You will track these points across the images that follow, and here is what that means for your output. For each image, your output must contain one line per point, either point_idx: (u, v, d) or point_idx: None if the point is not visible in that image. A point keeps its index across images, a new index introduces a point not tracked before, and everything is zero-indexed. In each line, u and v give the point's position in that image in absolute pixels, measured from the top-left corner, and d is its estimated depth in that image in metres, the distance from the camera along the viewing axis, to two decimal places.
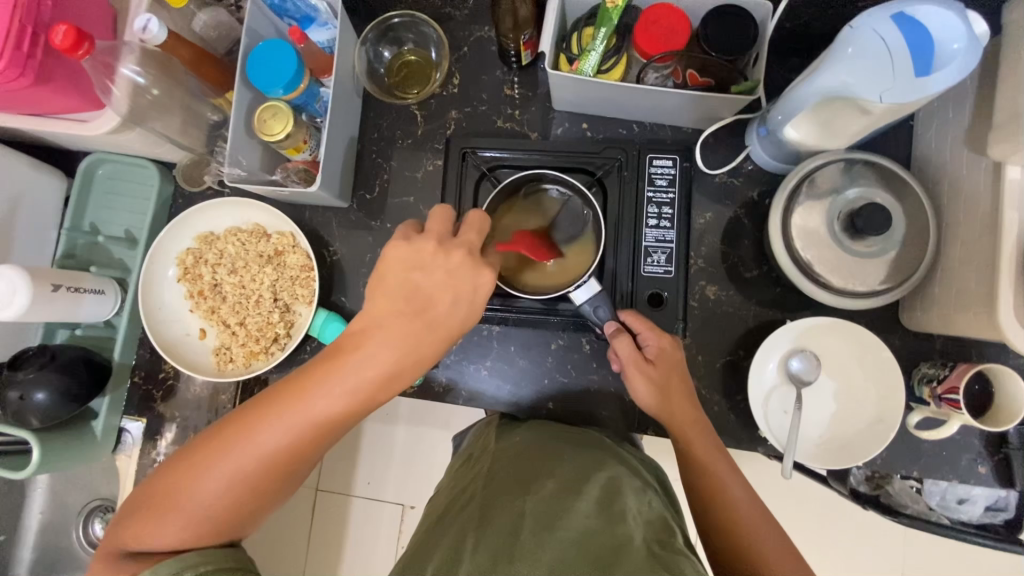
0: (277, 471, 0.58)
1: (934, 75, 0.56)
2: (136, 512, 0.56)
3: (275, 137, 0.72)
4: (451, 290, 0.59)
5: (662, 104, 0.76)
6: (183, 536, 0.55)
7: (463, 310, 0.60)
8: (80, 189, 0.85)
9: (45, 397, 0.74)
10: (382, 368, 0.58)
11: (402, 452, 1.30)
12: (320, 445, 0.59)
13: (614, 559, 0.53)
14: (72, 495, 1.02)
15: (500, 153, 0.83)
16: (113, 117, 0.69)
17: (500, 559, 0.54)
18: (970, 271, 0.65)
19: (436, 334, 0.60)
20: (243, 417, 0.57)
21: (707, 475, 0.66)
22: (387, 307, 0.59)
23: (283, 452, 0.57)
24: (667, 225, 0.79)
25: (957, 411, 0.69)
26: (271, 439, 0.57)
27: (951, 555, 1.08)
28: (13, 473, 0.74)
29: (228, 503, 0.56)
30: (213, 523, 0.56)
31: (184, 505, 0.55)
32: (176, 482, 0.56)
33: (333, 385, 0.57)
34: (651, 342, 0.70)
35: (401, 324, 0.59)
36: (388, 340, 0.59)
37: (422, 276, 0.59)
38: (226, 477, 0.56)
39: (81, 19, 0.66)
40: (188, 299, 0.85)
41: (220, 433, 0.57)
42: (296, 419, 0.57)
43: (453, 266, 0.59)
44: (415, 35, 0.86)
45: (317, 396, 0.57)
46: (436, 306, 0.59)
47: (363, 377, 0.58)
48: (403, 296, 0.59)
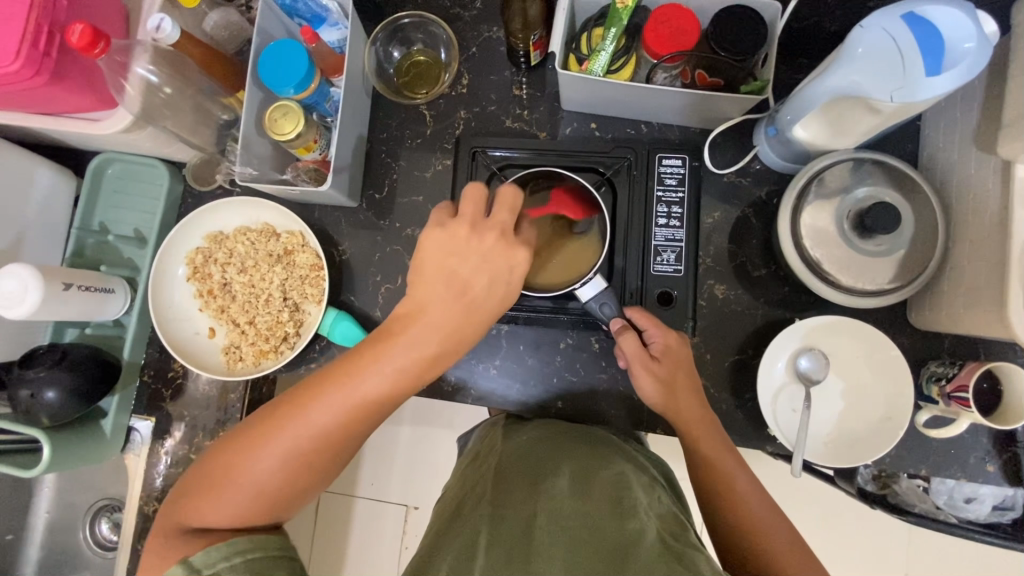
0: (327, 451, 0.59)
1: (944, 75, 0.57)
2: (191, 491, 0.58)
3: (286, 136, 0.73)
4: (488, 272, 0.60)
5: (671, 104, 0.77)
6: (238, 514, 0.56)
7: (500, 292, 0.61)
8: (89, 188, 0.85)
9: (55, 395, 0.74)
10: (429, 350, 0.59)
11: (407, 452, 1.30)
12: (368, 425, 0.60)
13: (629, 552, 0.53)
14: (79, 494, 1.02)
15: (509, 153, 0.83)
16: (125, 116, 0.69)
17: (516, 558, 0.54)
18: (979, 269, 0.65)
19: (475, 317, 0.61)
20: (295, 398, 0.59)
21: (718, 473, 0.66)
22: (427, 292, 0.60)
23: (332, 432, 0.58)
24: (676, 224, 0.79)
25: (966, 409, 0.69)
26: (319, 420, 0.58)
27: (956, 555, 1.08)
28: (23, 471, 0.74)
29: (278, 483, 0.57)
30: (266, 502, 0.58)
31: (238, 484, 0.57)
32: (229, 462, 0.57)
33: (381, 366, 0.58)
34: (658, 339, 0.71)
35: (444, 307, 0.60)
36: (432, 323, 0.59)
37: (459, 261, 0.59)
38: (279, 457, 0.57)
39: (94, 18, 0.66)
40: (197, 298, 0.85)
41: (270, 414, 0.59)
42: (345, 400, 0.58)
43: (489, 249, 0.60)
44: (424, 36, 0.88)
45: (366, 376, 0.58)
46: (475, 288, 0.60)
47: (410, 359, 0.59)
48: (444, 280, 0.60)
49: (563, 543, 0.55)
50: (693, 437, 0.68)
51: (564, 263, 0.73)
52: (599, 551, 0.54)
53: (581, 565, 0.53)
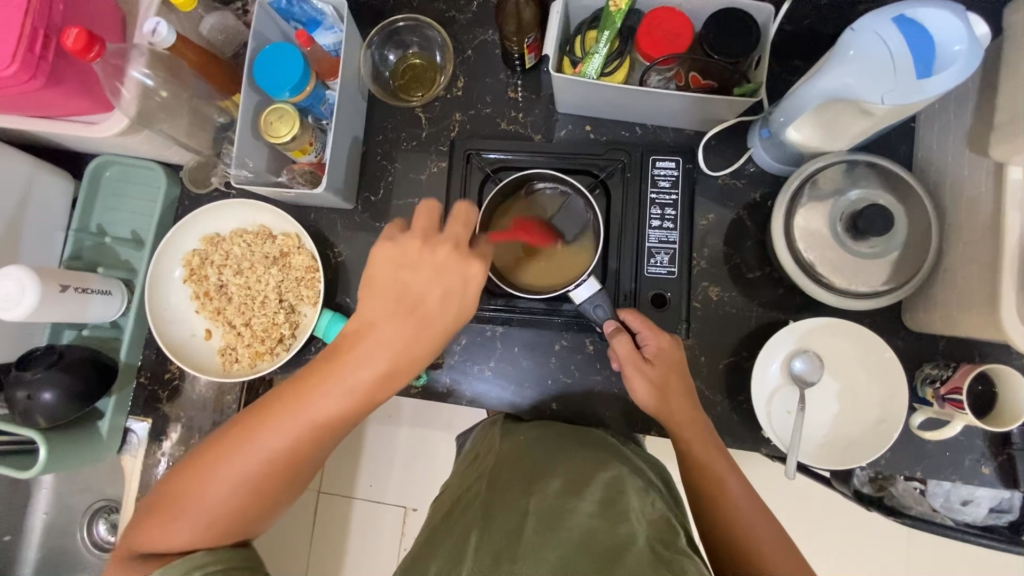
0: (280, 473, 0.59)
1: (934, 77, 0.57)
2: (149, 513, 0.59)
3: (281, 139, 0.73)
4: (440, 287, 0.59)
5: (664, 107, 0.77)
6: (192, 538, 0.57)
7: (455, 305, 0.60)
8: (87, 191, 0.86)
9: (52, 396, 0.74)
10: (378, 370, 0.59)
11: (404, 453, 1.30)
12: (321, 447, 0.60)
13: (616, 555, 0.54)
14: (77, 496, 1.02)
15: (503, 155, 0.83)
16: (121, 119, 0.70)
17: (502, 558, 0.55)
18: (973, 271, 0.65)
19: (428, 334, 0.60)
20: (246, 422, 0.59)
21: (711, 476, 0.66)
22: (379, 308, 0.60)
23: (284, 455, 0.58)
24: (670, 226, 0.79)
25: (960, 411, 0.69)
26: (270, 443, 0.58)
27: (955, 558, 1.08)
28: (19, 472, 0.74)
29: (231, 506, 0.58)
30: (220, 526, 0.58)
31: (191, 509, 0.57)
32: (183, 486, 0.58)
33: (330, 388, 0.58)
34: (651, 341, 0.70)
35: (393, 325, 0.59)
36: (381, 343, 0.59)
37: (409, 274, 0.59)
38: (231, 482, 0.58)
39: (90, 22, 0.66)
40: (193, 300, 0.86)
41: (222, 438, 0.59)
42: (296, 422, 0.58)
43: (438, 263, 0.59)
44: (420, 39, 0.88)
45: (317, 398, 0.58)
46: (426, 304, 0.59)
47: (360, 379, 0.58)
48: (394, 297, 0.59)
49: (551, 542, 0.56)
50: (686, 439, 0.68)
51: (553, 268, 0.76)
52: (586, 552, 0.54)
53: (567, 565, 0.53)
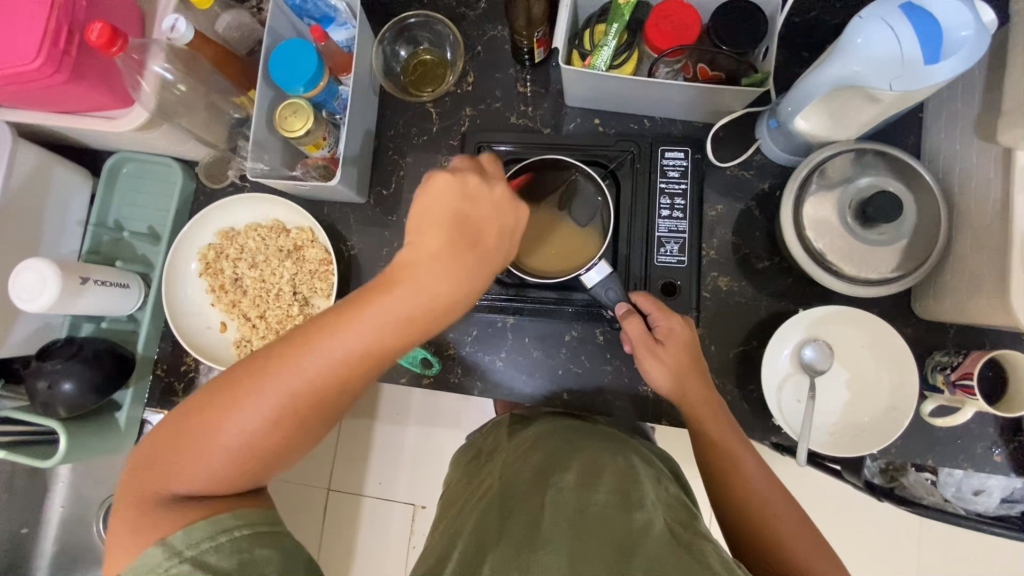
0: (312, 407, 0.56)
1: (943, 63, 0.58)
2: (167, 447, 0.55)
3: (295, 133, 0.75)
4: (497, 223, 0.58)
5: (674, 98, 0.78)
6: (222, 472, 0.55)
7: (508, 243, 0.60)
8: (105, 187, 0.88)
9: (72, 386, 0.76)
10: (427, 301, 0.56)
11: (413, 450, 1.31)
12: (359, 379, 0.57)
13: (636, 542, 0.55)
14: (92, 489, 1.03)
15: (514, 148, 0.84)
16: (141, 114, 0.71)
17: (522, 548, 0.55)
18: (983, 256, 0.66)
19: (482, 269, 0.59)
20: (278, 351, 0.55)
21: (724, 457, 0.67)
22: (436, 237, 0.57)
23: (319, 386, 0.55)
24: (679, 216, 0.80)
25: (971, 397, 0.69)
26: (305, 375, 0.54)
27: (967, 553, 1.07)
28: (41, 460, 0.76)
29: (262, 440, 0.55)
30: (247, 463, 0.55)
31: (217, 442, 0.54)
32: (209, 417, 0.55)
33: (372, 315, 0.55)
34: (662, 322, 0.71)
35: (451, 255, 0.57)
36: (433, 272, 0.56)
37: (470, 206, 0.57)
38: (261, 413, 0.54)
39: (112, 18, 0.68)
40: (209, 293, 0.87)
41: (251, 367, 0.55)
42: (340, 353, 0.55)
43: (498, 199, 0.58)
44: (430, 35, 0.89)
45: (357, 325, 0.55)
46: (486, 239, 0.58)
47: (408, 307, 0.56)
48: (453, 225, 0.57)
49: (570, 531, 0.56)
50: (698, 422, 0.69)
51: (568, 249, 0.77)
52: (607, 537, 0.55)
53: (588, 552, 0.53)
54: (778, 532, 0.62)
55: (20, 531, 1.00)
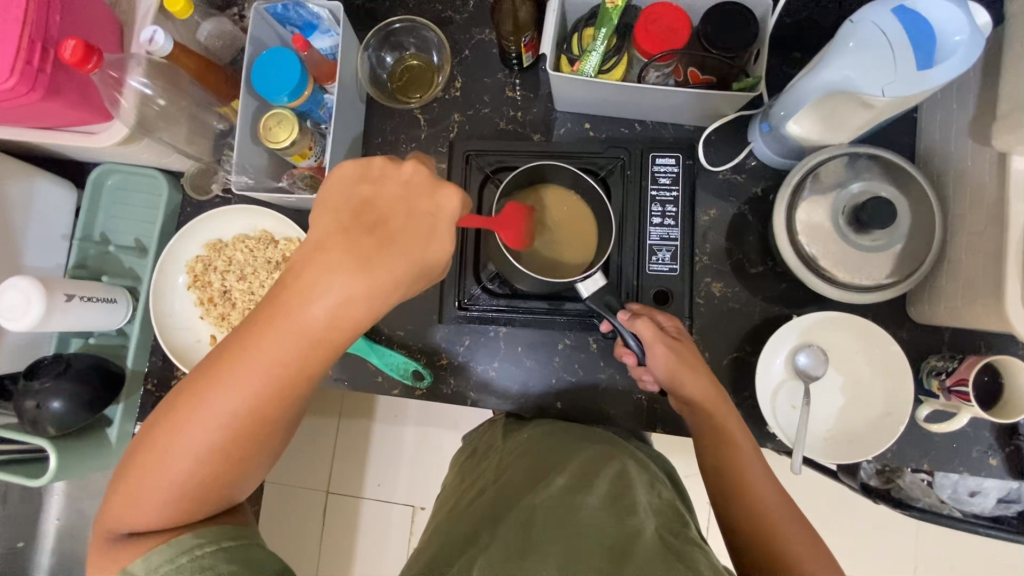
0: (247, 429, 0.54)
1: (936, 68, 0.56)
2: (115, 492, 0.55)
3: (281, 144, 0.73)
4: (404, 206, 0.54)
5: (665, 103, 0.77)
6: (167, 505, 0.53)
7: (422, 226, 0.54)
8: (90, 200, 0.87)
9: (60, 405, 0.75)
10: (333, 301, 0.52)
11: (411, 451, 1.30)
12: (289, 393, 0.54)
13: (627, 547, 0.53)
14: (88, 501, 1.03)
15: (502, 155, 0.83)
16: (121, 128, 0.70)
17: (512, 553, 0.54)
18: (978, 262, 0.65)
19: (388, 254, 0.52)
20: (202, 376, 0.53)
21: (733, 457, 0.64)
22: (335, 228, 0.53)
23: (248, 406, 0.53)
24: (670, 223, 0.79)
25: (966, 403, 0.69)
26: (229, 397, 0.52)
27: (966, 548, 1.08)
28: (31, 479, 0.75)
29: (201, 471, 0.54)
30: (197, 496, 0.54)
31: (159, 475, 0.53)
32: (147, 455, 0.53)
33: (287, 326, 0.52)
34: (669, 322, 0.72)
35: (348, 246, 0.52)
36: (334, 267, 0.52)
37: (371, 193, 0.54)
38: (197, 441, 0.53)
39: (87, 32, 0.66)
40: (197, 306, 0.86)
41: (178, 399, 0.54)
42: (258, 369, 0.52)
43: (406, 181, 0.54)
44: (416, 40, 0.88)
45: (272, 337, 0.52)
46: (390, 223, 0.53)
47: (318, 309, 0.52)
48: (352, 213, 0.54)
49: (561, 537, 0.55)
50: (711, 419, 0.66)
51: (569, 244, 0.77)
52: (597, 542, 0.54)
53: (579, 558, 0.52)
54: (784, 535, 0.59)
55: (15, 544, 1.00)
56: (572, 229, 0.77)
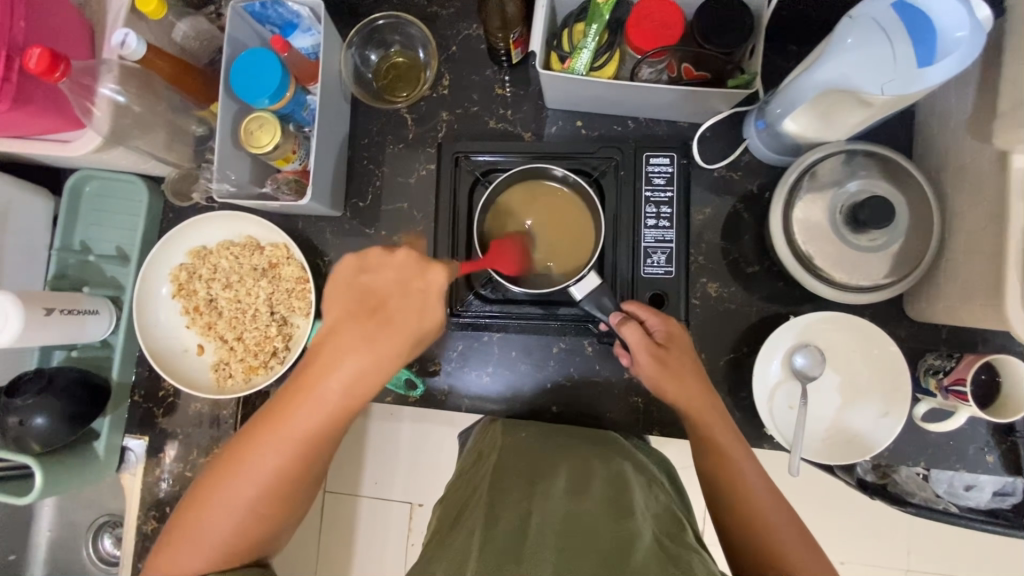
0: (278, 493, 0.57)
1: (934, 67, 0.55)
2: (160, 549, 0.59)
3: (263, 148, 0.71)
4: (399, 288, 0.58)
5: (658, 101, 0.75)
6: (204, 562, 0.57)
7: (415, 303, 0.58)
8: (68, 208, 0.84)
9: (44, 421, 0.73)
10: (349, 375, 0.56)
11: (407, 453, 1.22)
12: (314, 457, 0.58)
13: (625, 551, 0.52)
14: (79, 512, 1.01)
15: (493, 157, 0.81)
16: (94, 137, 0.67)
17: (507, 559, 0.51)
18: (977, 262, 0.63)
19: (391, 332, 0.57)
20: (236, 449, 0.58)
21: (726, 464, 0.62)
22: (343, 314, 0.59)
23: (278, 473, 0.57)
24: (665, 225, 0.78)
25: (964, 403, 0.69)
26: (260, 465, 0.57)
27: (962, 537, 1.08)
28: (16, 498, 0.73)
29: (235, 531, 0.57)
30: (233, 552, 0.57)
31: (197, 536, 0.57)
32: (187, 517, 0.58)
33: (311, 400, 0.57)
34: (659, 327, 0.68)
35: (356, 330, 0.57)
36: (349, 347, 0.57)
37: (372, 278, 0.59)
38: (235, 503, 0.57)
39: (54, 38, 0.64)
40: (183, 315, 0.84)
41: (215, 467, 0.58)
42: (284, 438, 0.57)
43: (399, 264, 0.58)
44: (401, 37, 0.85)
45: (298, 411, 0.57)
46: (389, 304, 0.58)
47: (334, 384, 0.57)
48: (356, 302, 0.59)
49: (557, 538, 0.54)
50: (705, 428, 0.64)
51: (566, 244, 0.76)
52: (595, 545, 0.53)
53: (575, 557, 0.51)
54: (782, 547, 0.57)
55: (7, 558, 0.97)
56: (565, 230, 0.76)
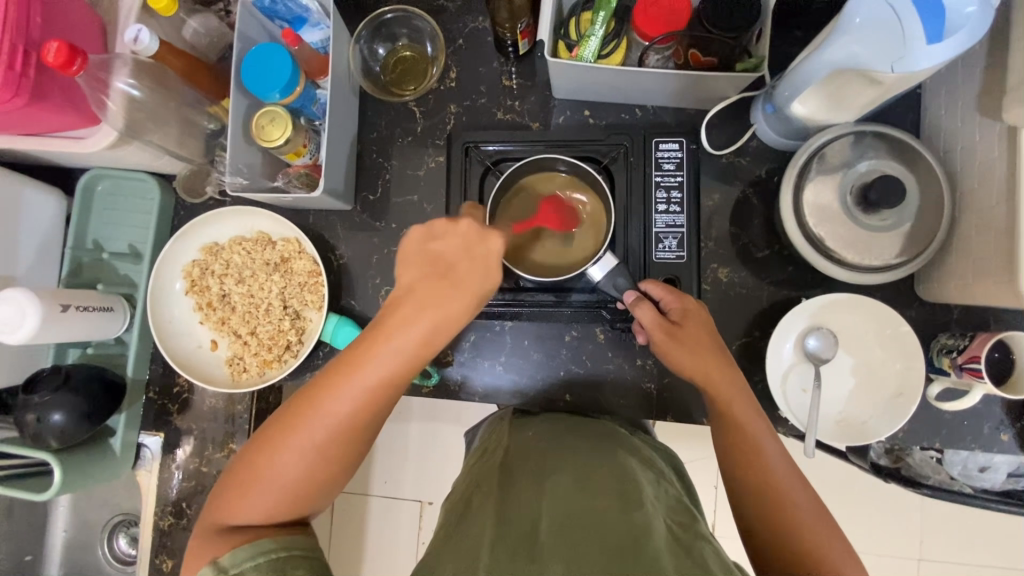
0: (344, 445, 0.57)
1: (945, 42, 0.55)
2: (223, 491, 0.57)
3: (275, 142, 0.72)
4: (466, 251, 0.59)
5: (666, 87, 0.75)
6: (270, 509, 0.55)
7: (483, 268, 0.59)
8: (81, 207, 0.84)
9: (62, 417, 0.73)
10: (421, 332, 0.57)
11: (417, 449, 1.21)
12: (382, 410, 0.58)
13: (638, 544, 0.52)
14: (95, 512, 1.01)
15: (503, 146, 0.81)
16: (109, 132, 0.68)
17: (518, 557, 0.51)
18: (988, 239, 0.64)
19: (463, 293, 0.58)
20: (303, 397, 0.57)
21: (745, 439, 0.62)
22: (415, 272, 0.59)
23: (345, 428, 0.56)
24: (676, 210, 0.78)
25: (978, 380, 0.69)
26: (331, 413, 0.56)
27: (978, 523, 1.08)
28: (35, 494, 0.73)
29: (302, 478, 0.56)
30: (298, 498, 0.56)
31: (265, 481, 0.56)
32: (257, 461, 0.56)
33: (383, 354, 0.56)
34: (674, 305, 0.68)
35: (430, 286, 0.58)
36: (422, 302, 0.57)
37: (440, 243, 0.59)
38: (302, 450, 0.56)
39: (68, 33, 0.65)
40: (196, 312, 0.84)
41: (285, 412, 0.57)
42: (356, 388, 0.56)
43: (464, 233, 0.59)
44: (409, 30, 0.85)
45: (369, 365, 0.56)
46: (459, 267, 0.59)
47: (407, 340, 0.57)
48: (428, 264, 0.59)
49: (569, 535, 0.54)
50: (725, 405, 0.63)
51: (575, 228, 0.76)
52: (605, 538, 0.53)
53: (590, 551, 0.51)
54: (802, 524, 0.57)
55: (23, 558, 0.97)
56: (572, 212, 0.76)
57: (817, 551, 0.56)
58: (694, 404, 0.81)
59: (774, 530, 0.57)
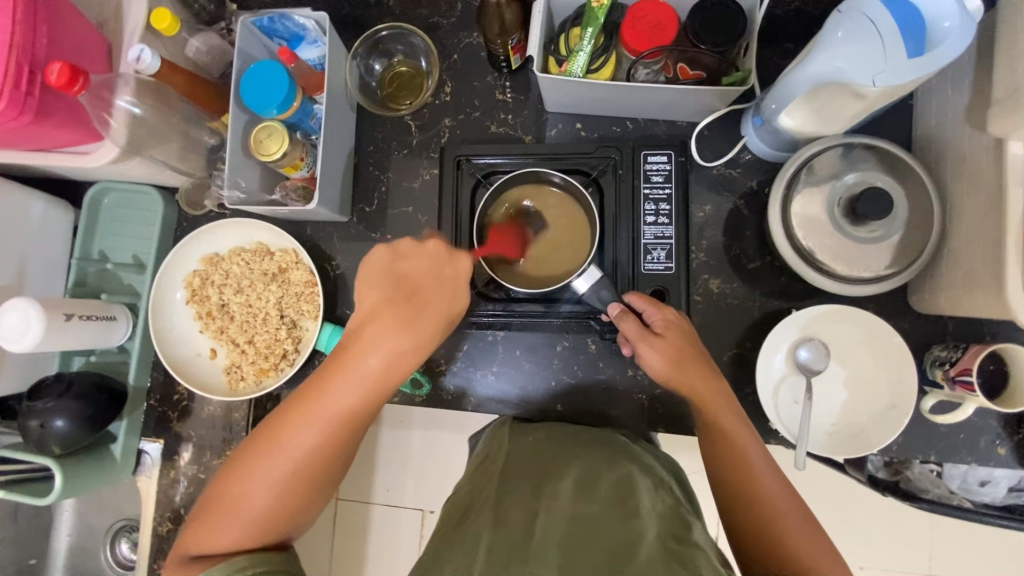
0: (315, 469, 0.58)
1: (926, 56, 0.56)
2: (197, 517, 0.58)
3: (273, 156, 0.73)
4: (433, 273, 0.62)
5: (656, 100, 0.76)
6: (241, 535, 0.57)
7: (446, 290, 0.61)
8: (88, 219, 0.87)
9: (64, 424, 0.75)
10: (388, 359, 0.58)
11: (418, 457, 1.22)
12: (349, 436, 0.59)
13: (628, 553, 0.52)
14: (98, 516, 1.03)
15: (494, 159, 0.83)
16: (112, 148, 0.70)
17: (514, 558, 0.51)
18: (977, 251, 0.63)
19: (426, 317, 0.60)
20: (271, 425, 0.58)
21: (732, 449, 0.62)
22: (381, 297, 0.61)
23: (311, 453, 0.57)
24: (665, 221, 0.79)
25: (971, 393, 0.68)
26: (299, 439, 0.57)
27: (988, 541, 1.05)
28: (36, 500, 0.75)
29: (272, 505, 0.57)
30: (272, 523, 0.58)
31: (236, 508, 0.57)
32: (226, 489, 0.57)
33: (346, 380, 0.58)
34: (658, 318, 0.68)
35: (395, 311, 0.60)
36: (386, 328, 0.59)
37: (406, 266, 0.62)
38: (272, 477, 0.57)
39: (73, 54, 0.67)
40: (196, 320, 0.86)
41: (254, 441, 0.59)
42: (321, 413, 0.57)
43: (432, 255, 0.63)
44: (405, 46, 0.88)
45: (333, 388, 0.58)
46: (424, 290, 0.61)
47: (371, 365, 0.58)
48: (393, 287, 0.61)
49: (563, 540, 0.54)
50: (712, 415, 0.64)
51: (564, 238, 0.77)
52: (599, 545, 0.53)
53: (580, 557, 0.51)
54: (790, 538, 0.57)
55: (27, 561, 0.99)
56: (561, 223, 0.77)
57: (809, 564, 0.55)
58: (686, 415, 0.81)
59: (761, 544, 0.57)
